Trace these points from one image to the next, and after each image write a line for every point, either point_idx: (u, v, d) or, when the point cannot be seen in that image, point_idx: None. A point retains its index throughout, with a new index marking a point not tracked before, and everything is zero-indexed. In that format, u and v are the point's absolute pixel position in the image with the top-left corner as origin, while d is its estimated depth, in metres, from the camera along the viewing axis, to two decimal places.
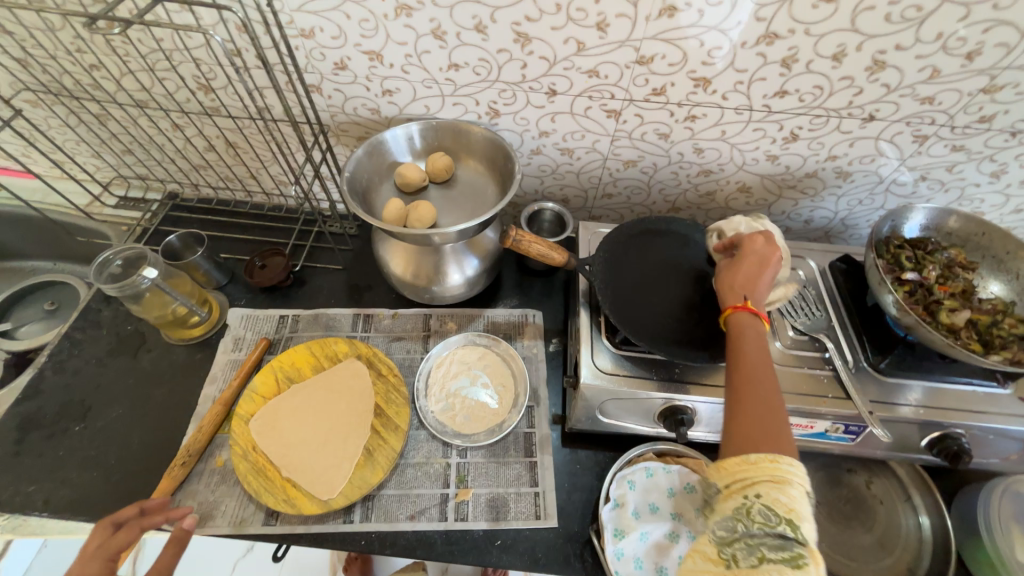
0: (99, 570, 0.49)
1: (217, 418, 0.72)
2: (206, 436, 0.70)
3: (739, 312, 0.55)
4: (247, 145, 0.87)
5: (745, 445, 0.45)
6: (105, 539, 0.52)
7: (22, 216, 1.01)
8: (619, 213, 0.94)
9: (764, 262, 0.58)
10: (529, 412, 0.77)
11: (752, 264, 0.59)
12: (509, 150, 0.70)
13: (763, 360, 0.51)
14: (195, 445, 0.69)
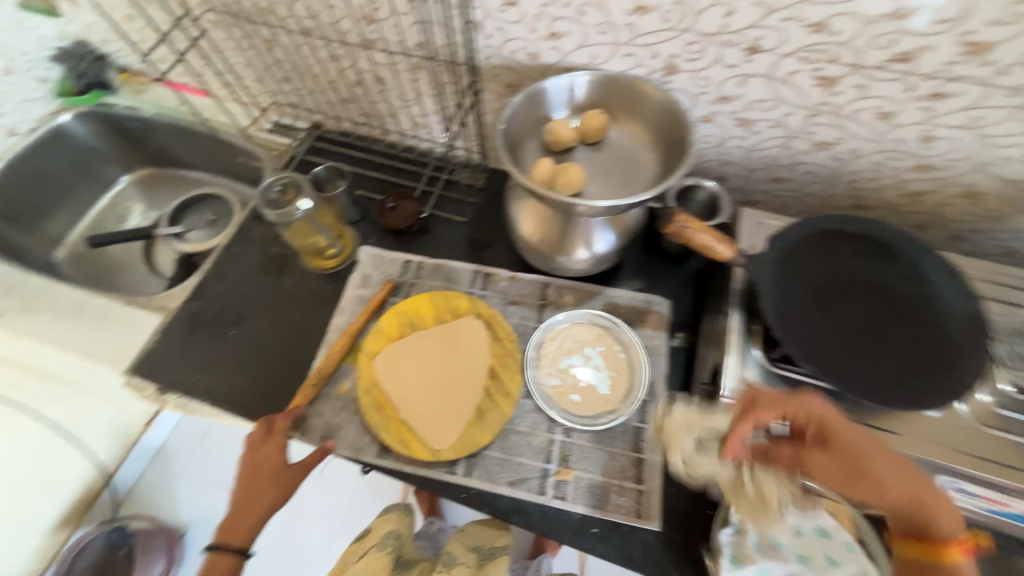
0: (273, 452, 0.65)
1: (344, 347, 0.76)
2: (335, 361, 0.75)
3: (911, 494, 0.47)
4: (395, 83, 0.86)
5: None
6: (268, 434, 0.66)
7: (195, 131, 1.12)
8: (785, 202, 0.80)
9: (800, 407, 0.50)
10: (643, 408, 0.71)
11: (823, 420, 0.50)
12: (686, 118, 0.61)
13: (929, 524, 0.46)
14: (326, 368, 0.74)
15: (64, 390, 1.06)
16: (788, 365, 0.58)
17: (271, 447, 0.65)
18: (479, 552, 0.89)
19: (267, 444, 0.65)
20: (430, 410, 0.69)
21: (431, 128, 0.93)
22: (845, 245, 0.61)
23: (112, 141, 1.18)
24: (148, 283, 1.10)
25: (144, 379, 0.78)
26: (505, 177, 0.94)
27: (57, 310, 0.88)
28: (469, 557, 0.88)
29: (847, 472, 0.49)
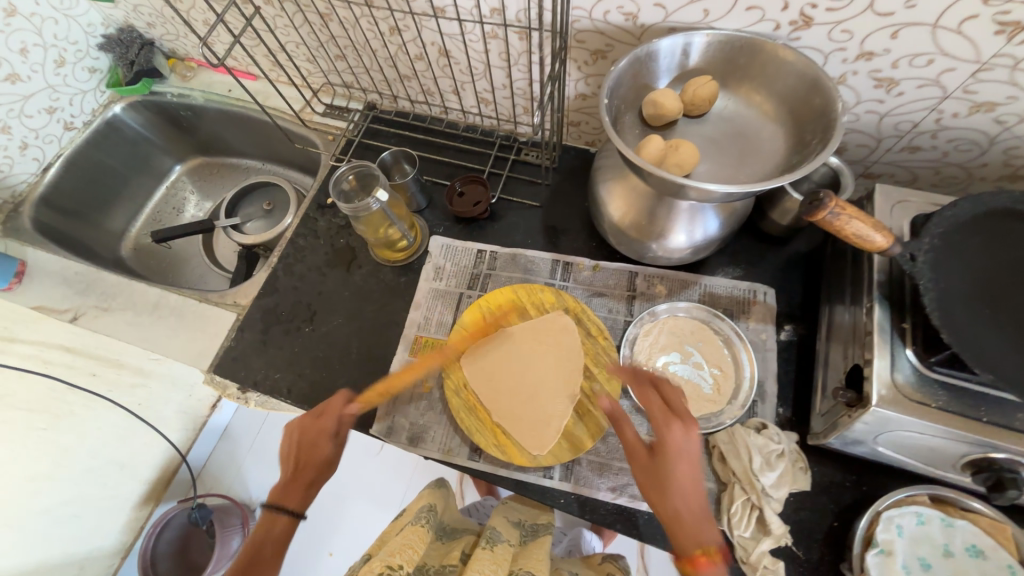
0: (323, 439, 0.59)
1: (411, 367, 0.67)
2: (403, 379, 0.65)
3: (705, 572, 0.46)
4: (462, 56, 0.78)
5: None
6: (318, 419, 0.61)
7: (246, 117, 1.08)
8: (914, 173, 0.69)
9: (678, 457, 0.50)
10: (752, 409, 0.65)
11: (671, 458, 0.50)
12: (829, 84, 0.52)
13: None
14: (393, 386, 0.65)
15: (140, 378, 1.00)
16: (951, 370, 0.50)
17: (318, 432, 0.59)
18: (522, 529, 0.63)
19: (319, 425, 0.60)
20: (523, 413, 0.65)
21: (498, 103, 0.86)
22: (1018, 227, 0.52)
23: (165, 131, 1.16)
24: (208, 275, 1.09)
25: (226, 378, 0.77)
26: (578, 155, 0.87)
27: (134, 308, 0.87)
28: (512, 534, 0.61)
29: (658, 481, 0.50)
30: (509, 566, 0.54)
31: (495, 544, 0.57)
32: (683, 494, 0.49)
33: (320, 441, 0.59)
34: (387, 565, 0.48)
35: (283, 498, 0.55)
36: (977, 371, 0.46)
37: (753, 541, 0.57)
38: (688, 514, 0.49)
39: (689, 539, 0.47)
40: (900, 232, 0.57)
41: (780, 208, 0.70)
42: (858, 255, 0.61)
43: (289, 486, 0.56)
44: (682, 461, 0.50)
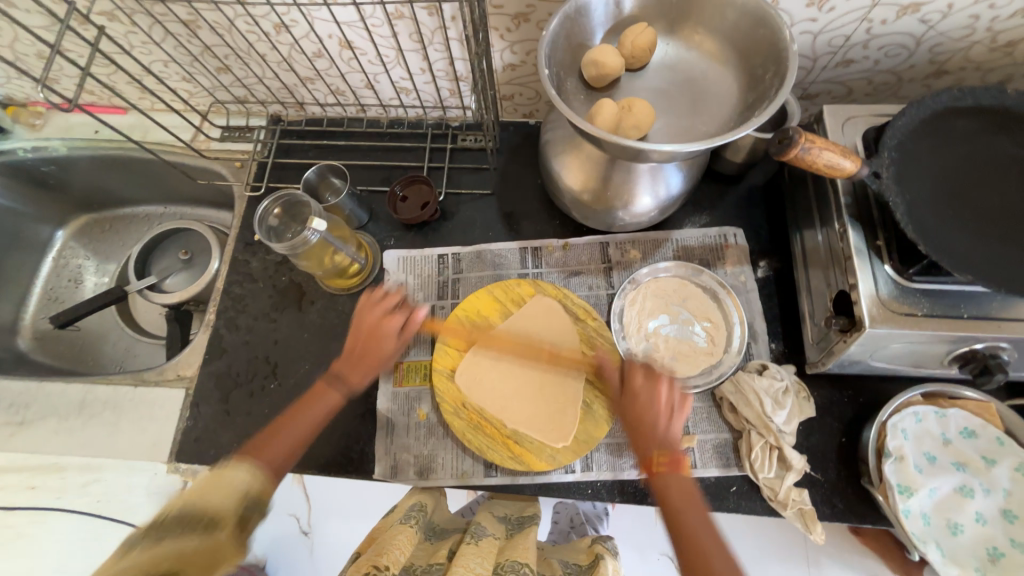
0: (383, 339, 0.61)
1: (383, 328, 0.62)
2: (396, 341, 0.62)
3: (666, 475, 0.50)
4: (367, 44, 0.69)
5: None
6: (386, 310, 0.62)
7: (127, 159, 0.92)
8: (849, 86, 0.70)
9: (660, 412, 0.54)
10: (748, 352, 0.66)
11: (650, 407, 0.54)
12: (773, 12, 0.49)
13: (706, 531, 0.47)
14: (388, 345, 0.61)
15: None
16: (929, 277, 0.51)
17: (381, 334, 0.61)
18: (507, 522, 0.58)
19: (386, 319, 0.62)
20: (534, 414, 0.62)
21: (420, 90, 0.78)
22: (962, 123, 0.54)
23: (31, 195, 0.97)
24: (136, 347, 0.96)
25: (193, 463, 0.68)
26: (518, 130, 0.82)
27: (57, 413, 0.74)
28: (497, 529, 0.56)
29: (636, 424, 0.54)
30: (495, 559, 0.50)
31: (479, 539, 0.53)
32: (650, 419, 0.53)
33: (386, 343, 0.61)
34: (373, 565, 0.44)
35: (341, 374, 0.60)
36: (957, 274, 0.47)
37: (778, 479, 0.58)
38: (654, 435, 0.52)
39: (652, 447, 0.52)
40: (855, 150, 0.58)
41: (734, 146, 0.69)
42: (819, 179, 0.60)
43: (348, 362, 0.61)
44: (644, 400, 0.54)
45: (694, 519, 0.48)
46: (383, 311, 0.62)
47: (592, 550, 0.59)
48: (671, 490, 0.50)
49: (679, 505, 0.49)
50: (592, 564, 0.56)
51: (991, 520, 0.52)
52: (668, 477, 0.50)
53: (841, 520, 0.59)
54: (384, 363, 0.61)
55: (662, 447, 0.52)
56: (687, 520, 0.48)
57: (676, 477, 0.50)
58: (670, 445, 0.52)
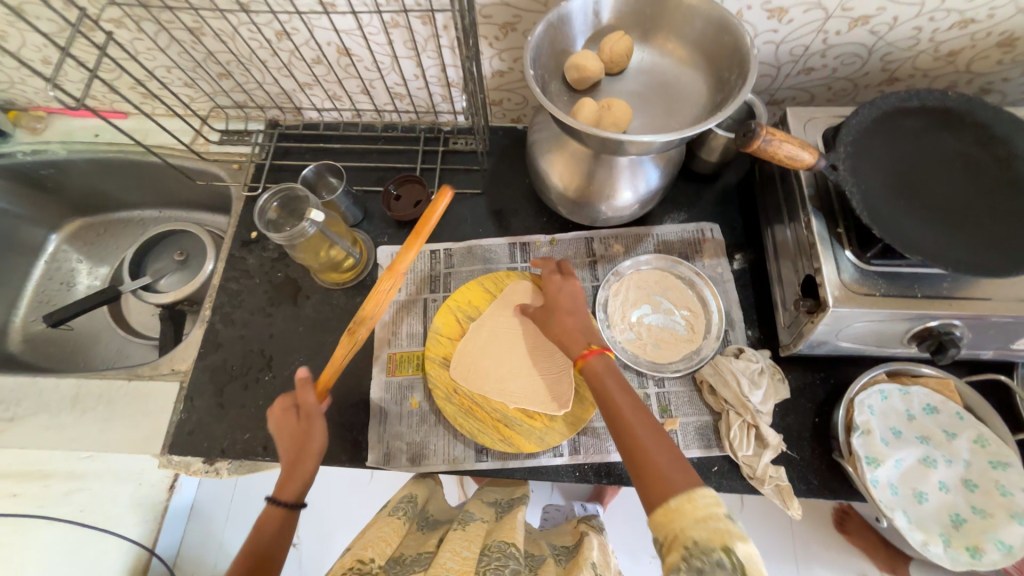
0: (294, 440, 0.55)
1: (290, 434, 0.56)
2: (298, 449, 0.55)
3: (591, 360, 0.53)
4: (364, 52, 0.73)
5: (658, 489, 0.41)
6: (289, 414, 0.57)
7: (124, 161, 0.94)
8: (811, 92, 0.76)
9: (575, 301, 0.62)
10: (726, 338, 0.70)
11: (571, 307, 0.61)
12: (735, 20, 0.54)
13: (637, 415, 0.48)
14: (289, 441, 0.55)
15: (75, 482, 0.89)
16: (886, 261, 0.55)
17: (298, 421, 0.57)
18: (497, 506, 0.65)
19: (287, 418, 0.57)
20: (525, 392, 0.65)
21: (413, 96, 0.82)
22: (909, 121, 0.59)
23: (27, 198, 0.99)
24: (129, 348, 0.96)
25: (187, 455, 0.69)
26: (506, 134, 0.86)
27: (49, 409, 0.74)
28: (486, 513, 0.62)
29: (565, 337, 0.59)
30: (482, 540, 0.55)
31: (467, 524, 0.58)
32: (564, 313, 0.61)
33: (299, 425, 0.56)
34: (358, 559, 0.48)
35: (281, 484, 0.53)
36: (908, 256, 0.51)
37: (757, 457, 0.61)
38: (572, 329, 0.59)
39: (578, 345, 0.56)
40: (816, 147, 0.63)
41: (708, 147, 0.74)
42: (785, 175, 0.65)
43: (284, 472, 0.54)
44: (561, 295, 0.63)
45: (630, 405, 0.49)
46: (289, 409, 0.58)
47: (578, 531, 0.64)
48: (601, 377, 0.52)
49: (608, 382, 0.51)
50: (578, 542, 0.60)
51: (954, 488, 0.56)
52: (598, 360, 0.53)
53: (818, 497, 0.61)
54: (312, 462, 0.55)
55: (594, 341, 0.56)
56: (616, 401, 0.50)
57: (603, 359, 0.53)
58: (600, 339, 0.57)
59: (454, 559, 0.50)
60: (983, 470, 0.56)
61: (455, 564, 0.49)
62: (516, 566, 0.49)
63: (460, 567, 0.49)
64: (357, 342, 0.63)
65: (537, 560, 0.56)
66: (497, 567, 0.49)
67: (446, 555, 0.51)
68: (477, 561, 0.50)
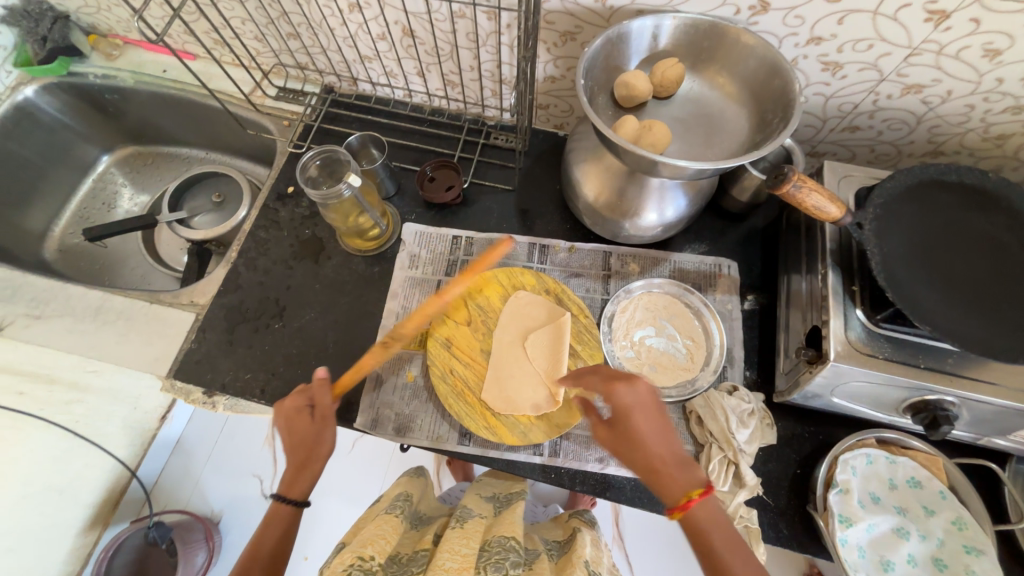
0: (312, 441, 0.58)
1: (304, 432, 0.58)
2: (308, 450, 0.58)
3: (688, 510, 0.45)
4: (427, 36, 0.76)
5: None
6: (303, 417, 0.59)
7: (184, 100, 0.99)
8: (853, 151, 0.76)
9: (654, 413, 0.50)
10: (723, 374, 0.70)
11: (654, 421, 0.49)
12: (789, 67, 0.55)
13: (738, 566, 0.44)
14: (301, 439, 0.58)
15: (75, 394, 0.92)
16: (895, 325, 0.56)
17: (310, 421, 0.59)
18: (495, 501, 0.69)
19: (300, 417, 0.59)
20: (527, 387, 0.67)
21: (465, 86, 0.85)
22: (945, 195, 0.59)
23: (88, 117, 1.04)
24: (153, 275, 1.01)
25: (189, 383, 0.72)
26: (547, 138, 0.88)
27: (72, 315, 0.79)
28: (484, 510, 0.65)
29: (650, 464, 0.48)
30: (482, 537, 0.56)
31: (465, 522, 0.60)
32: (645, 443, 0.48)
33: (312, 427, 0.58)
34: (359, 556, 0.49)
35: (294, 482, 0.57)
36: (918, 325, 0.52)
37: (731, 494, 0.61)
38: (659, 464, 0.47)
39: (672, 488, 0.46)
40: (847, 204, 0.63)
41: (740, 185, 0.75)
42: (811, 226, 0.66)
43: (295, 471, 0.57)
44: (629, 413, 0.49)
45: (741, 562, 0.44)
46: (304, 409, 0.59)
47: (570, 526, 0.69)
48: (702, 528, 0.45)
49: (715, 540, 0.45)
50: (570, 538, 0.65)
51: (921, 563, 0.56)
52: (701, 513, 0.45)
53: (785, 546, 0.62)
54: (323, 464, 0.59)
55: (687, 483, 0.46)
56: (731, 566, 0.43)
57: (705, 507, 0.45)
58: (687, 473, 0.47)
59: (453, 558, 0.51)
60: (955, 551, 0.56)
61: (455, 563, 0.50)
62: (515, 558, 0.52)
63: (459, 565, 0.50)
64: (388, 354, 0.63)
65: (532, 555, 0.59)
66: (497, 561, 0.51)
67: (446, 555, 0.52)
68: (478, 556, 0.52)
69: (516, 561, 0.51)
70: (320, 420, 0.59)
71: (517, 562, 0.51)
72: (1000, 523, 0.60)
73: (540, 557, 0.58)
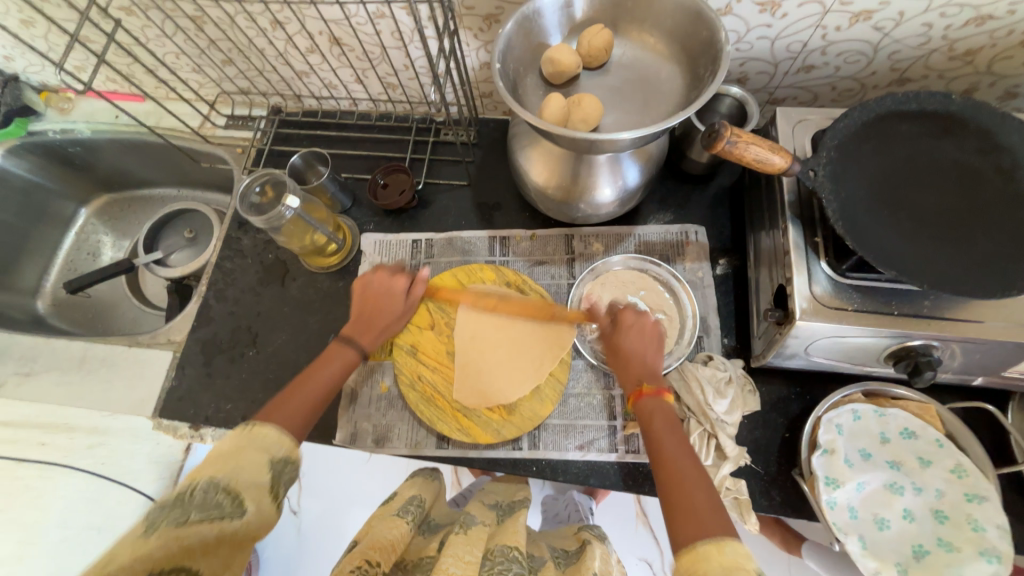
0: (387, 316, 0.66)
1: (384, 292, 0.67)
2: (375, 307, 0.66)
3: (645, 397, 0.53)
4: (354, 41, 0.74)
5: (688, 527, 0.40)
6: (389, 286, 0.67)
7: (139, 142, 1.00)
8: (814, 92, 0.72)
9: (644, 338, 0.59)
10: (699, 344, 0.68)
11: (635, 344, 0.59)
12: (713, 13, 0.52)
13: (679, 449, 0.48)
14: (389, 290, 0.67)
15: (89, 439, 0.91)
16: (863, 274, 0.52)
17: (393, 296, 0.67)
18: (498, 509, 0.62)
19: (393, 283, 0.68)
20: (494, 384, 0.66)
21: (405, 86, 0.83)
22: (905, 126, 0.55)
23: (57, 173, 1.06)
24: (142, 317, 1.03)
25: (174, 421, 0.74)
26: (498, 126, 0.86)
27: (59, 367, 0.81)
28: (487, 517, 0.59)
29: (624, 372, 0.57)
30: (485, 544, 0.51)
31: (468, 528, 0.54)
32: (635, 360, 0.57)
33: (396, 299, 0.67)
34: (365, 560, 0.46)
35: (353, 337, 0.63)
36: (881, 270, 0.48)
37: (715, 467, 0.59)
38: (638, 370, 0.56)
39: (636, 387, 0.55)
40: (803, 151, 0.60)
41: (697, 144, 0.71)
42: (770, 179, 0.62)
43: (358, 329, 0.64)
44: (634, 334, 0.59)
45: (683, 454, 0.47)
46: (393, 275, 0.68)
47: (579, 536, 0.62)
48: (654, 417, 0.51)
49: (660, 427, 0.50)
50: (579, 548, 0.58)
51: (920, 518, 0.53)
52: (652, 400, 0.53)
53: (778, 513, 0.60)
54: (389, 329, 0.66)
55: (647, 381, 0.55)
56: (674, 457, 0.47)
57: (659, 399, 0.53)
58: (654, 378, 0.55)
59: (456, 565, 0.46)
60: (956, 502, 0.53)
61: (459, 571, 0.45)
62: (519, 570, 0.47)
63: None
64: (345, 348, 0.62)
65: (538, 563, 0.55)
66: (501, 571, 0.46)
67: (449, 562, 0.47)
68: (482, 565, 0.47)
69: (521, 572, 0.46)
70: (400, 299, 0.67)
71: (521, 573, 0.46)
72: (1008, 465, 0.57)
73: (544, 565, 0.54)
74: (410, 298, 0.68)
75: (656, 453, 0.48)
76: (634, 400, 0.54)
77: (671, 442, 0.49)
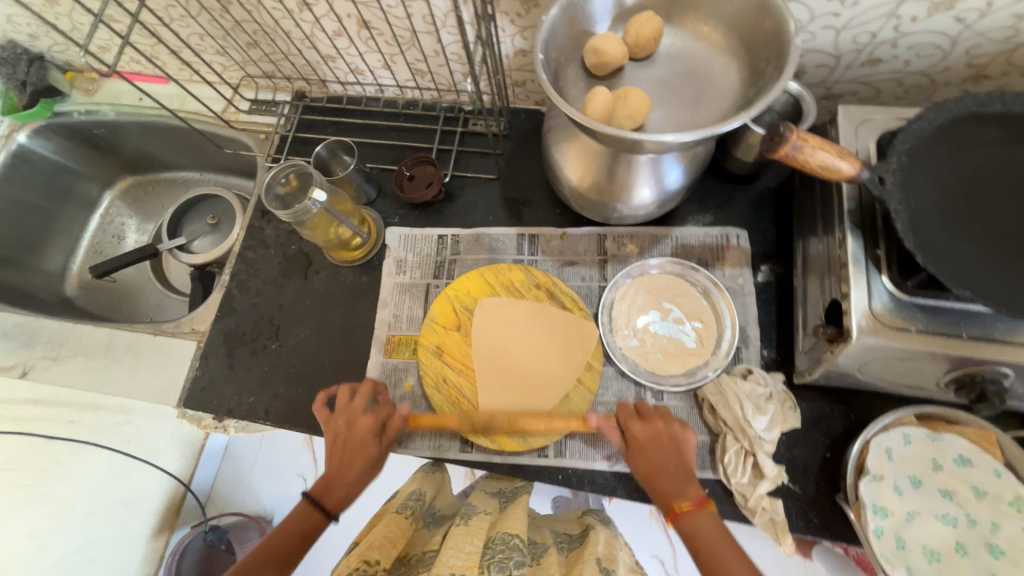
0: (350, 452, 0.59)
1: (359, 441, 0.59)
2: (357, 446, 0.59)
3: (686, 511, 0.51)
4: (383, 25, 0.71)
5: None
6: (350, 432, 0.60)
7: (163, 126, 0.99)
8: (876, 87, 0.66)
9: (666, 446, 0.55)
10: (737, 356, 0.65)
11: (658, 449, 0.55)
12: (781, 2, 0.48)
13: (742, 570, 0.47)
14: (371, 438, 0.59)
15: None
16: (930, 292, 0.48)
17: (358, 440, 0.59)
18: (500, 496, 0.59)
19: (363, 421, 0.60)
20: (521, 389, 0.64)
21: (434, 73, 0.79)
22: (985, 131, 0.50)
23: (83, 155, 1.06)
24: (166, 302, 1.03)
25: (198, 411, 0.74)
26: (529, 117, 0.82)
27: (85, 353, 0.81)
28: (489, 504, 0.56)
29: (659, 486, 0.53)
30: (486, 534, 0.48)
31: (470, 517, 0.51)
32: (659, 465, 0.54)
33: (368, 445, 0.59)
34: (363, 560, 0.44)
35: (321, 493, 0.56)
36: (955, 291, 0.44)
37: (751, 486, 0.57)
38: (666, 475, 0.54)
39: (669, 497, 0.53)
40: (867, 154, 0.55)
41: (745, 144, 0.67)
42: (826, 183, 0.58)
43: (325, 484, 0.57)
44: (655, 444, 0.55)
45: None
46: (365, 413, 0.61)
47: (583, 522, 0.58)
48: (705, 531, 0.50)
49: (714, 545, 0.49)
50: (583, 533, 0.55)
51: (974, 552, 0.50)
52: (702, 516, 0.51)
53: (816, 536, 0.57)
54: (362, 484, 0.58)
55: (679, 496, 0.52)
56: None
57: (701, 514, 0.51)
58: (684, 486, 0.53)
59: (457, 555, 0.42)
60: (1014, 536, 0.49)
61: (460, 561, 0.42)
62: (520, 559, 0.43)
63: (464, 563, 0.41)
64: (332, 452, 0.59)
65: (540, 550, 0.51)
66: (501, 561, 0.43)
67: (449, 552, 0.43)
68: (482, 555, 0.43)
69: (521, 561, 0.43)
70: (372, 436, 0.60)
71: (522, 562, 0.43)
72: None
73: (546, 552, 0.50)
74: (387, 439, 0.61)
75: (714, 572, 0.48)
76: (673, 513, 0.52)
77: (735, 567, 0.47)
